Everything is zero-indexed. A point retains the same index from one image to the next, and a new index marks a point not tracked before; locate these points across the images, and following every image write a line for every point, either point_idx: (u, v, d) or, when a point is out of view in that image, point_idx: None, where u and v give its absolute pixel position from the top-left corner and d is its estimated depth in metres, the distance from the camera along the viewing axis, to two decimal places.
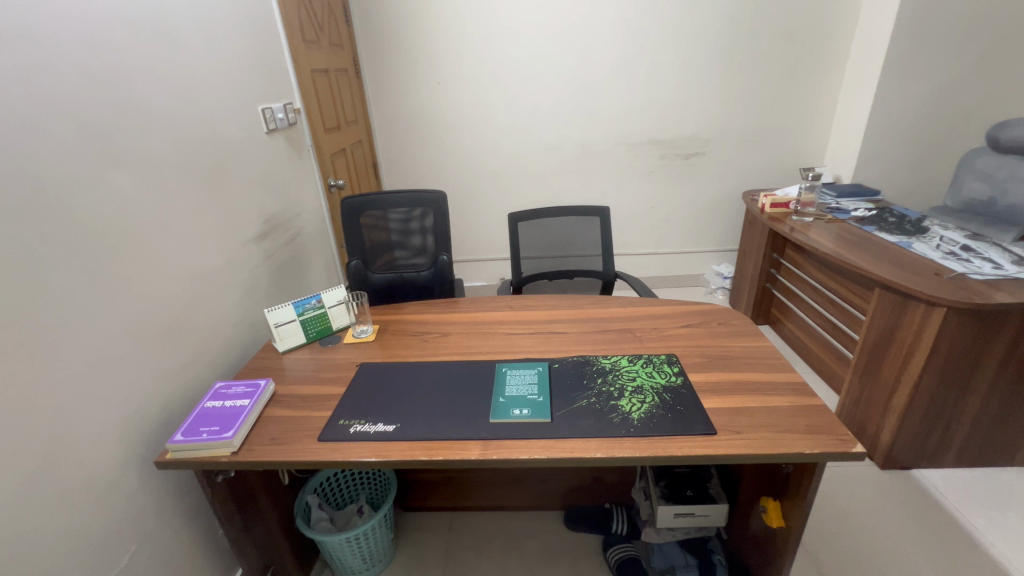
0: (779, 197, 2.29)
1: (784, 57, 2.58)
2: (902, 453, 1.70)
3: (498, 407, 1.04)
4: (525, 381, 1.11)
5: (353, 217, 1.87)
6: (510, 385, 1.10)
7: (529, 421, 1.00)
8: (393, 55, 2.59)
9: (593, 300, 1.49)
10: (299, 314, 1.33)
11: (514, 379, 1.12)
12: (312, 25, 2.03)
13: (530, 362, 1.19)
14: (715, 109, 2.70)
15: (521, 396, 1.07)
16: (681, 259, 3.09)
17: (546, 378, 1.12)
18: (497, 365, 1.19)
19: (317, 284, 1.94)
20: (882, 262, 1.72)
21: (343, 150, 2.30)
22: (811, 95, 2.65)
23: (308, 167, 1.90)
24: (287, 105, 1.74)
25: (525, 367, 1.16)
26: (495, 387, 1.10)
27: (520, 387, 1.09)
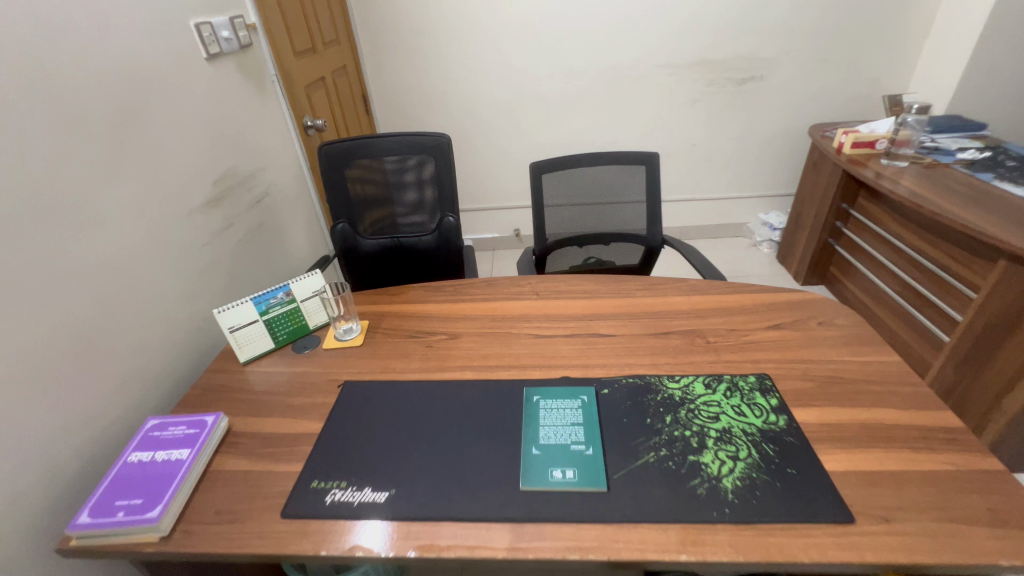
0: (864, 135, 1.82)
1: None
2: (1005, 456, 1.42)
3: (530, 467, 0.74)
4: (566, 423, 0.81)
5: (334, 168, 1.50)
6: (545, 428, 0.80)
7: (576, 491, 0.71)
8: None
9: (645, 286, 1.15)
10: (262, 312, 1.01)
11: (549, 418, 0.82)
12: None
13: (570, 390, 0.88)
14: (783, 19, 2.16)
15: (562, 448, 0.77)
16: (722, 206, 2.68)
17: (595, 417, 0.82)
18: (524, 391, 0.89)
19: (297, 252, 1.60)
20: (1012, 224, 1.34)
21: (321, 80, 1.86)
22: None
23: (273, 105, 1.49)
24: (235, 19, 1.30)
25: (564, 399, 0.86)
26: (525, 432, 0.80)
27: (560, 433, 0.79)
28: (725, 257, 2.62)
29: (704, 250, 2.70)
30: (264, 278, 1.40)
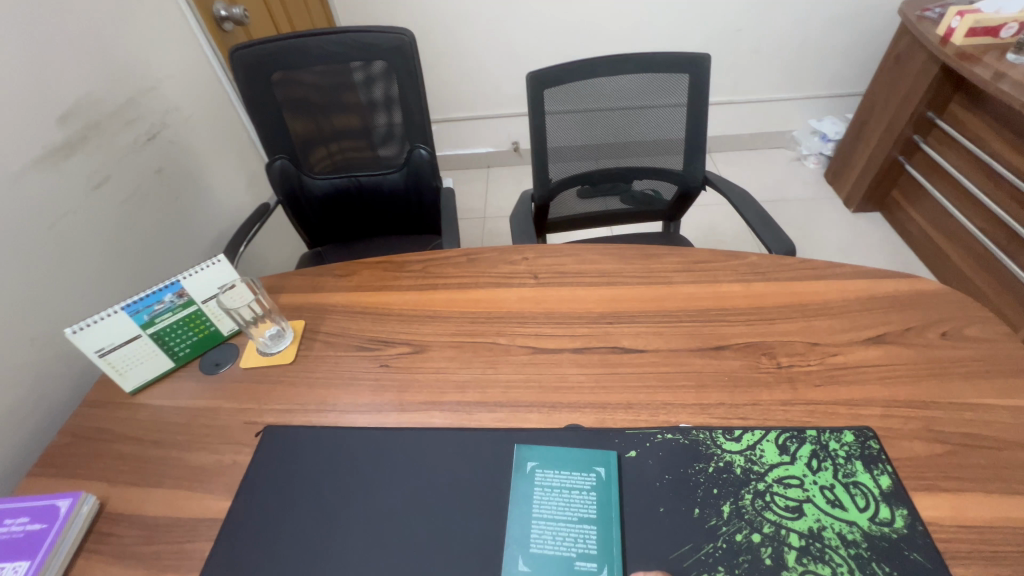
0: (988, 17, 1.33)
1: None
2: None
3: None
4: (572, 518, 0.56)
5: (257, 85, 1.09)
6: (540, 527, 0.55)
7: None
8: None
9: (686, 264, 0.82)
10: (144, 325, 0.70)
11: (548, 507, 0.57)
12: None
13: (580, 453, 0.61)
14: None
15: (563, 564, 0.53)
16: (765, 110, 2.20)
17: (614, 505, 0.56)
18: (514, 447, 0.62)
19: (228, 197, 1.25)
20: None
21: None
22: None
23: None
24: None
25: (571, 472, 0.59)
26: (511, 530, 0.55)
27: (562, 535, 0.54)
28: (762, 175, 2.20)
29: (738, 165, 2.27)
30: (176, 244, 1.08)
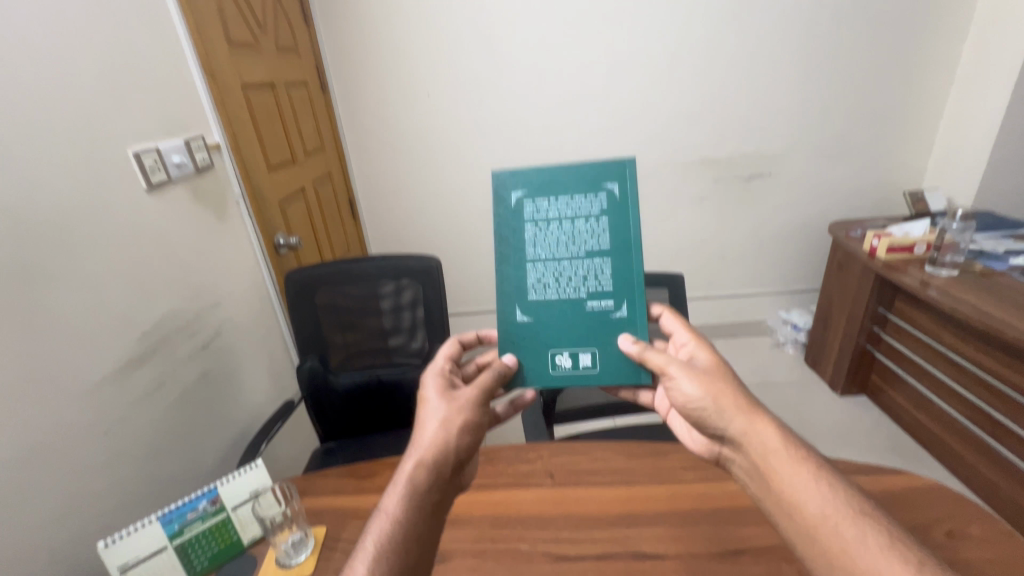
0: (900, 239, 1.65)
1: (879, 49, 1.97)
2: None
3: (529, 350, 0.75)
4: (581, 244, 0.72)
5: (303, 298, 1.28)
6: (546, 266, 0.73)
7: (584, 377, 0.75)
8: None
9: (693, 462, 0.88)
10: (172, 535, 0.72)
11: (555, 210, 0.72)
12: (244, 20, 1.48)
13: (592, 175, 0.71)
14: (789, 119, 2.09)
15: (570, 307, 0.74)
16: (738, 304, 2.47)
17: (631, 238, 0.71)
18: (491, 174, 0.72)
19: (256, 395, 1.35)
20: None
21: (299, 192, 1.72)
22: (912, 96, 2.05)
23: (235, 229, 1.31)
24: (193, 142, 1.17)
25: (578, 192, 0.72)
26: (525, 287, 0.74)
27: (571, 282, 0.73)
28: (749, 360, 2.36)
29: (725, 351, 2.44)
30: (201, 443, 1.12)
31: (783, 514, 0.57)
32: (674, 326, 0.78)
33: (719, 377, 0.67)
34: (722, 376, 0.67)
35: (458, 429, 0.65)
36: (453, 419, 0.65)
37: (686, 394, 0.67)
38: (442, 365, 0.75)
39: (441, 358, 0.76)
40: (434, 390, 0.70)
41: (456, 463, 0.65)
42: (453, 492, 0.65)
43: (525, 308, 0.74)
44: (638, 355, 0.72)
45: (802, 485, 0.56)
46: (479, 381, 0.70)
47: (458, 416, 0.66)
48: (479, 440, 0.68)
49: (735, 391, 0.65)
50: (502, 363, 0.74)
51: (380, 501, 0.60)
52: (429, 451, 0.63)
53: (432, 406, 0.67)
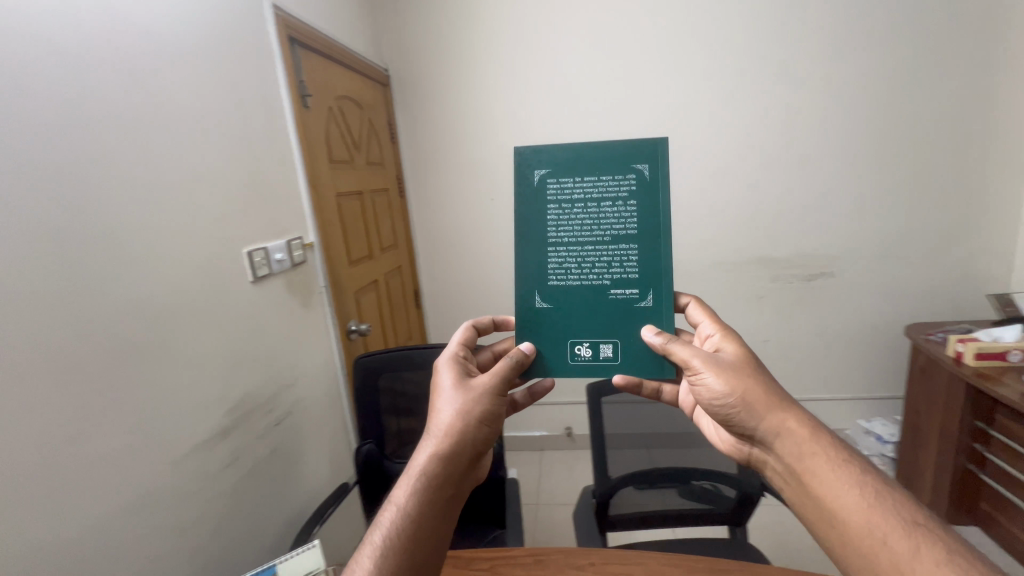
0: (990, 345, 1.53)
1: (939, 156, 1.98)
2: None
3: (551, 339, 0.84)
4: (606, 228, 0.82)
5: (369, 382, 1.37)
6: (570, 251, 0.83)
7: (605, 367, 0.84)
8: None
9: None
10: None
11: (580, 190, 0.83)
12: (343, 142, 1.77)
13: (621, 162, 0.82)
14: (848, 221, 2.08)
15: (592, 291, 0.83)
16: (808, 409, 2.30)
17: (657, 224, 0.81)
18: (515, 150, 0.83)
19: (314, 476, 1.40)
20: None
21: (373, 283, 1.90)
22: (982, 198, 1.99)
23: (316, 317, 1.46)
24: (292, 243, 1.37)
25: (604, 172, 0.82)
26: (550, 269, 0.83)
27: (597, 265, 0.83)
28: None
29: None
30: (260, 520, 1.17)
31: (816, 508, 0.63)
32: (702, 321, 0.85)
33: (745, 374, 0.72)
34: (748, 371, 0.72)
35: (475, 416, 0.71)
36: (468, 406, 0.71)
37: (714, 389, 0.72)
38: (458, 355, 0.83)
39: (457, 348, 0.84)
40: (450, 376, 0.77)
41: (474, 447, 0.71)
42: (471, 475, 0.71)
43: (546, 295, 0.84)
44: (663, 347, 0.77)
45: (836, 486, 0.62)
46: (496, 368, 0.77)
47: (476, 403, 0.72)
48: (495, 426, 0.74)
49: (759, 386, 0.71)
50: (518, 353, 0.81)
51: (400, 476, 0.67)
52: (446, 431, 0.69)
53: (448, 392, 0.74)
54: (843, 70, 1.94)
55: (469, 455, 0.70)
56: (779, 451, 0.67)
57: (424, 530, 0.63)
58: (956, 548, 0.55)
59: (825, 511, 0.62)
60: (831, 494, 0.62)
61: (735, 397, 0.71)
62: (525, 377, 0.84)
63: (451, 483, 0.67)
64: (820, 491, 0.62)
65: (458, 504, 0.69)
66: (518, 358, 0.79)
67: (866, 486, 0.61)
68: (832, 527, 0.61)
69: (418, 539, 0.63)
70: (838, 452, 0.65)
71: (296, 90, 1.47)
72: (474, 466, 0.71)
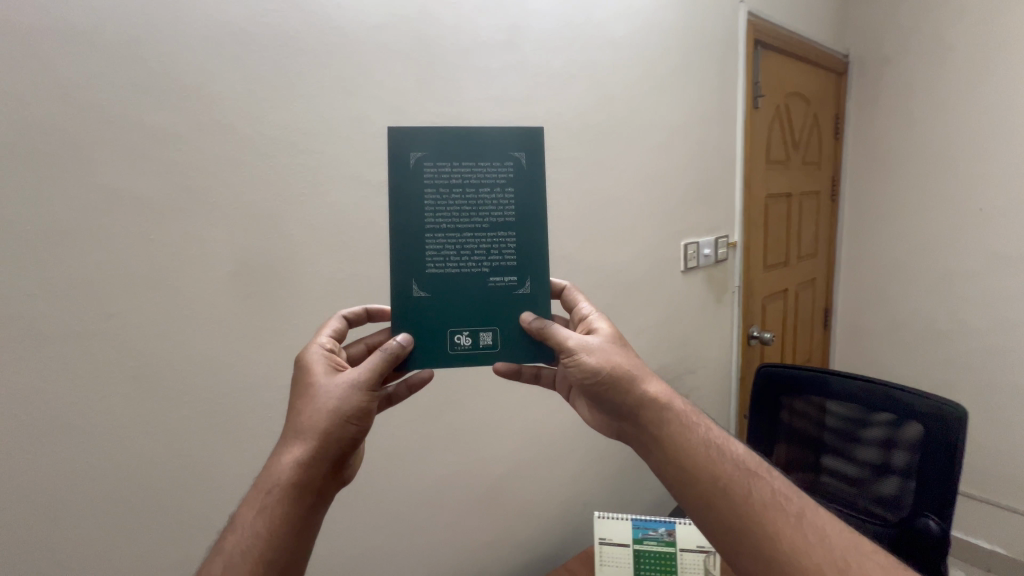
0: None
1: None
2: None
3: (428, 327, 0.74)
4: (484, 215, 0.74)
5: (769, 393, 1.25)
6: (447, 239, 0.74)
7: (485, 357, 0.75)
8: (912, 186, 2.02)
9: None
10: (635, 539, 0.91)
11: (458, 174, 0.74)
12: (784, 141, 1.70)
13: (499, 148, 0.74)
14: None
15: (473, 280, 0.75)
16: None
17: (534, 210, 0.75)
18: (388, 131, 0.72)
19: None
20: None
21: (784, 292, 1.81)
22: None
23: (723, 313, 1.57)
24: (719, 239, 1.51)
25: (482, 158, 0.74)
26: (428, 255, 0.74)
27: (475, 253, 0.74)
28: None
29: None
30: None
31: (694, 488, 0.59)
32: (580, 302, 0.79)
33: (612, 348, 0.68)
34: (615, 344, 0.69)
35: (343, 414, 0.61)
36: (335, 406, 0.61)
37: (588, 369, 0.65)
38: (325, 346, 0.70)
39: (324, 338, 0.72)
40: (319, 370, 0.65)
41: (341, 449, 0.62)
42: (337, 478, 0.64)
43: (424, 284, 0.74)
44: (541, 330, 0.71)
45: (706, 460, 0.60)
46: (364, 362, 0.65)
47: (339, 399, 0.61)
48: (367, 423, 0.64)
49: (627, 363, 0.66)
50: (396, 343, 0.68)
51: (252, 490, 0.59)
52: (303, 429, 0.60)
53: (316, 391, 0.63)
54: None
55: (336, 458, 0.61)
56: (648, 426, 0.63)
57: (286, 538, 0.57)
58: (793, 493, 0.58)
59: (712, 497, 0.58)
60: (715, 472, 0.59)
61: (606, 372, 0.65)
62: (398, 369, 0.74)
63: (314, 488, 0.59)
64: (705, 473, 0.58)
65: (320, 507, 0.62)
66: (395, 349, 0.66)
67: (727, 452, 0.61)
68: (710, 507, 0.58)
69: (277, 552, 0.56)
70: (693, 415, 0.65)
71: (750, 91, 1.54)
72: (340, 469, 0.64)
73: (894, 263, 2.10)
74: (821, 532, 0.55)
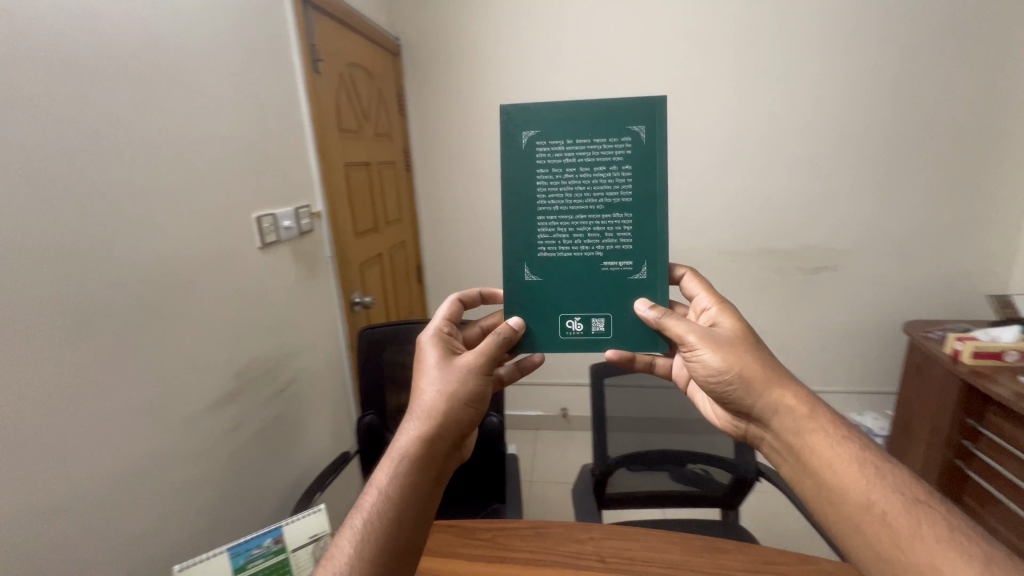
0: (987, 343, 1.56)
1: (949, 154, 1.96)
2: None
3: (540, 312, 0.83)
4: (601, 195, 0.80)
5: (373, 352, 1.38)
6: (560, 221, 0.80)
7: (596, 342, 0.83)
8: (453, 151, 2.26)
9: (755, 563, 0.83)
10: (238, 568, 0.79)
11: (571, 153, 0.79)
12: (351, 111, 1.72)
13: (619, 125, 0.79)
14: (850, 219, 2.08)
15: (584, 263, 0.82)
16: None
17: (656, 191, 0.79)
18: (501, 109, 0.79)
19: (312, 443, 1.47)
20: None
21: (377, 257, 1.93)
22: (987, 195, 1.98)
23: (320, 285, 1.51)
24: (300, 210, 1.39)
25: (597, 134, 0.79)
26: (540, 239, 0.81)
27: (591, 235, 0.81)
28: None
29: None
30: (262, 479, 1.24)
31: (816, 484, 0.65)
32: (698, 294, 0.87)
33: (741, 348, 0.75)
34: (744, 349, 0.75)
35: (460, 396, 0.73)
36: (454, 386, 0.73)
37: (707, 365, 0.75)
38: (443, 331, 0.84)
39: (441, 324, 0.85)
40: (436, 355, 0.79)
41: (460, 428, 0.73)
42: (453, 456, 0.73)
43: (536, 267, 0.82)
44: (656, 321, 0.78)
45: (835, 465, 0.64)
46: (478, 349, 0.78)
47: (460, 380, 0.74)
48: (481, 406, 0.76)
49: (758, 364, 0.73)
50: (508, 328, 0.80)
51: (382, 459, 0.69)
52: (427, 408, 0.72)
53: (433, 372, 0.76)
54: (859, 63, 1.89)
55: (453, 436, 0.71)
56: (779, 429, 0.70)
57: (409, 520, 0.65)
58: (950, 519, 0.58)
59: (831, 497, 0.63)
60: (854, 481, 0.62)
61: (733, 373, 0.73)
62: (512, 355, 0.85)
63: (436, 464, 0.69)
64: (836, 483, 0.63)
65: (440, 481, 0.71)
66: (507, 334, 0.78)
67: (871, 465, 0.63)
68: (837, 512, 0.62)
69: (404, 517, 0.65)
70: (834, 426, 0.68)
71: (307, 50, 1.44)
72: (459, 445, 0.74)
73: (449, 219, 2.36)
74: (956, 546, 0.55)
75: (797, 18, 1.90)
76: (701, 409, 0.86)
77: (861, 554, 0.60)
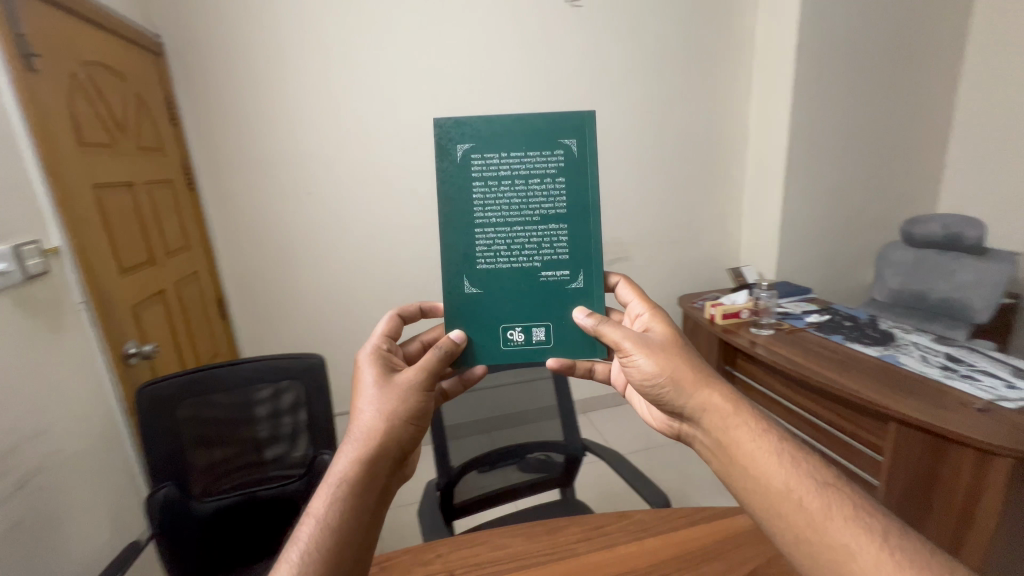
0: (729, 306, 2.02)
1: (690, 160, 2.48)
2: None
3: (482, 326, 0.84)
4: (536, 207, 0.82)
5: (160, 411, 1.13)
6: (497, 234, 0.82)
7: (537, 351, 0.86)
8: (245, 165, 2.00)
9: (585, 532, 0.92)
10: None
11: (507, 165, 0.81)
12: (97, 119, 1.40)
13: (551, 136, 0.81)
14: (631, 216, 2.48)
15: (522, 274, 0.84)
16: None
17: (589, 202, 0.82)
18: (435, 122, 0.80)
19: (79, 542, 1.15)
20: (900, 389, 1.36)
21: (157, 294, 1.61)
22: (717, 191, 2.56)
23: (72, 340, 1.19)
24: (23, 248, 1.07)
25: (530, 147, 0.81)
26: (479, 252, 0.83)
27: (528, 246, 0.83)
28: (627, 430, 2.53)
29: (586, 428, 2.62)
30: None
31: (746, 479, 0.66)
32: (630, 300, 0.90)
33: (671, 351, 0.76)
34: (674, 351, 0.76)
35: (399, 416, 0.70)
36: (393, 406, 0.70)
37: (644, 370, 0.75)
38: (382, 348, 0.81)
39: (380, 341, 0.82)
40: (374, 373, 0.75)
41: (401, 449, 0.70)
42: (397, 477, 0.70)
43: (477, 280, 0.83)
44: (594, 329, 0.80)
45: (764, 461, 0.65)
46: (418, 362, 0.75)
47: (399, 399, 0.71)
48: (423, 423, 0.73)
49: (687, 365, 0.75)
50: (448, 342, 0.80)
51: (318, 489, 0.64)
52: (363, 432, 0.68)
53: (372, 391, 0.72)
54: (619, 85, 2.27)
55: (395, 455, 0.68)
56: (709, 427, 0.71)
57: (350, 551, 0.61)
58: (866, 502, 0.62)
59: (757, 488, 0.64)
60: (780, 473, 0.64)
61: (666, 376, 0.74)
62: (454, 367, 0.85)
63: (377, 489, 0.66)
64: (770, 478, 0.63)
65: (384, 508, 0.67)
66: (446, 347, 0.78)
67: (790, 456, 0.65)
68: (767, 502, 0.63)
69: (344, 551, 0.60)
70: (756, 420, 0.70)
71: (12, 42, 1.11)
72: (402, 465, 0.71)
73: (251, 241, 2.08)
74: (861, 527, 0.58)
75: (573, 43, 2.16)
76: (636, 411, 0.89)
77: (782, 542, 0.62)
